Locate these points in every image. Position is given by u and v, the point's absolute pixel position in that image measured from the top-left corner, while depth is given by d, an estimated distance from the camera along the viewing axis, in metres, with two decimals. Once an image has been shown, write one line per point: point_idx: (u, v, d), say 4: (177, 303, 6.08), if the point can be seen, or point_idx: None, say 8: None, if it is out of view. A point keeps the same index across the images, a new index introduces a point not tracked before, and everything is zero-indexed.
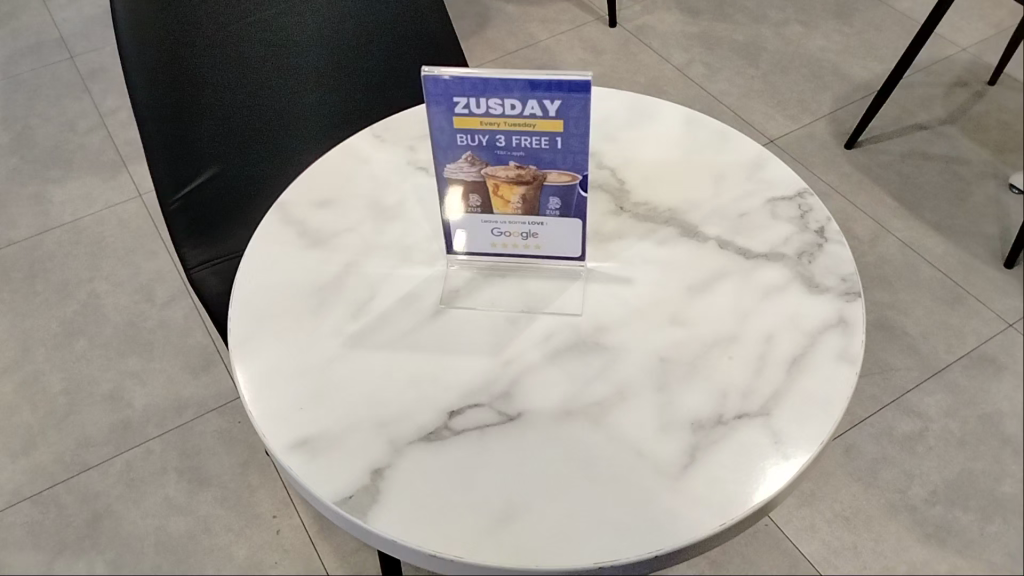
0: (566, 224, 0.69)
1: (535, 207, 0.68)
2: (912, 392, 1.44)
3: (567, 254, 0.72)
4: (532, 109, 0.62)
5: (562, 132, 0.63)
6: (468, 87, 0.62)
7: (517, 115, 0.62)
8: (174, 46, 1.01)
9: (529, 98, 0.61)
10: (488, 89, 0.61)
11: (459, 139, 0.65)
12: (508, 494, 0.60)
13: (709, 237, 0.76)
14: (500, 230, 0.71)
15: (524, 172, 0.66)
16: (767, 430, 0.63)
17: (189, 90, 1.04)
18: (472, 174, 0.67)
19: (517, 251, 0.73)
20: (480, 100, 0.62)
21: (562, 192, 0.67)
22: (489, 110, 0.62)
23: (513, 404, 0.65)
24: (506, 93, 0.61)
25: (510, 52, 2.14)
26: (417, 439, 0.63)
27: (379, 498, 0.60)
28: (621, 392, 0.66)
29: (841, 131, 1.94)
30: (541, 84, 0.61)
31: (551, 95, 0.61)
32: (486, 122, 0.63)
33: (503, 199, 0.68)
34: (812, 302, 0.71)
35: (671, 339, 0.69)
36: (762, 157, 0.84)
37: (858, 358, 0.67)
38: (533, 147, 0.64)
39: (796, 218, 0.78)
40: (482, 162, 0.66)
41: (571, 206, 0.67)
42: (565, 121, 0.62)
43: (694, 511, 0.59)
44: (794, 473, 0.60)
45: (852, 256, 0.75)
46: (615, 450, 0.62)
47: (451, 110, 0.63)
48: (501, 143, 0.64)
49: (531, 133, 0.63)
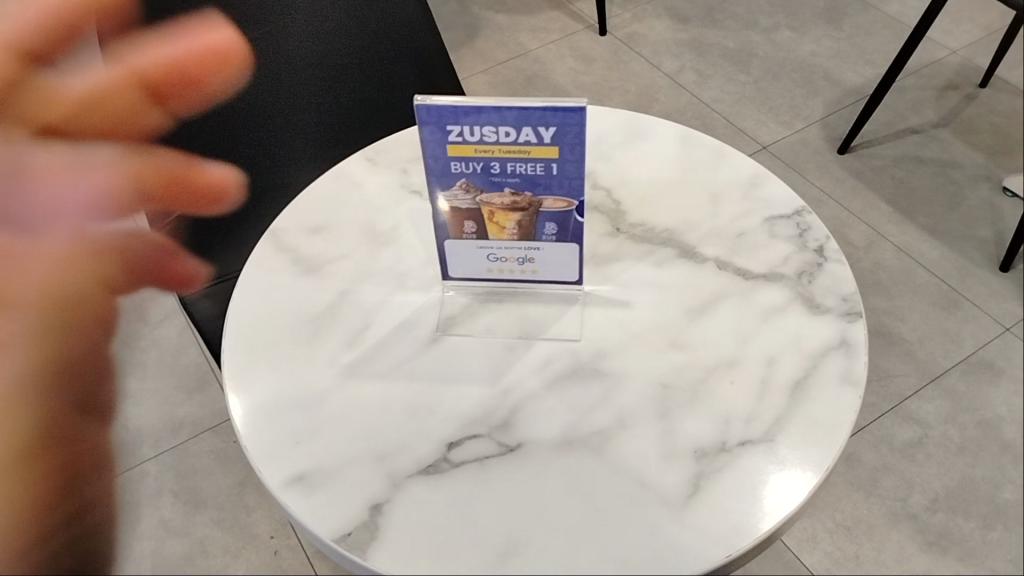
0: (562, 249, 0.68)
1: (531, 232, 0.67)
2: (910, 398, 1.43)
3: (563, 279, 0.71)
4: (527, 135, 0.61)
5: (558, 158, 0.62)
6: (461, 115, 0.60)
7: (511, 142, 0.62)
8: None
9: (523, 125, 0.60)
10: (481, 117, 0.60)
11: (453, 166, 0.64)
12: (509, 530, 0.59)
13: (708, 258, 0.76)
14: (496, 256, 0.70)
15: (520, 199, 0.65)
16: (770, 453, 0.62)
17: None
18: (466, 202, 0.66)
19: (512, 276, 0.72)
20: (474, 127, 0.61)
21: (558, 217, 0.66)
22: (483, 137, 0.61)
23: (513, 434, 0.64)
24: (500, 121, 0.60)
25: (501, 62, 2.12)
26: (416, 472, 0.62)
27: (378, 535, 0.59)
28: (623, 421, 0.65)
29: (834, 136, 1.89)
30: (536, 112, 0.60)
31: (546, 121, 0.60)
32: (480, 150, 0.62)
33: (498, 225, 0.67)
34: (813, 323, 0.70)
35: (671, 365, 0.68)
36: (759, 175, 0.83)
37: (861, 380, 0.66)
38: (528, 173, 0.63)
39: (795, 237, 0.77)
40: (476, 189, 0.65)
41: (567, 231, 0.67)
42: (560, 147, 0.61)
43: (700, 542, 0.58)
44: (800, 500, 0.60)
45: (852, 275, 0.74)
46: (616, 480, 0.61)
47: (445, 137, 0.62)
48: (496, 170, 0.64)
49: (525, 159, 0.63)
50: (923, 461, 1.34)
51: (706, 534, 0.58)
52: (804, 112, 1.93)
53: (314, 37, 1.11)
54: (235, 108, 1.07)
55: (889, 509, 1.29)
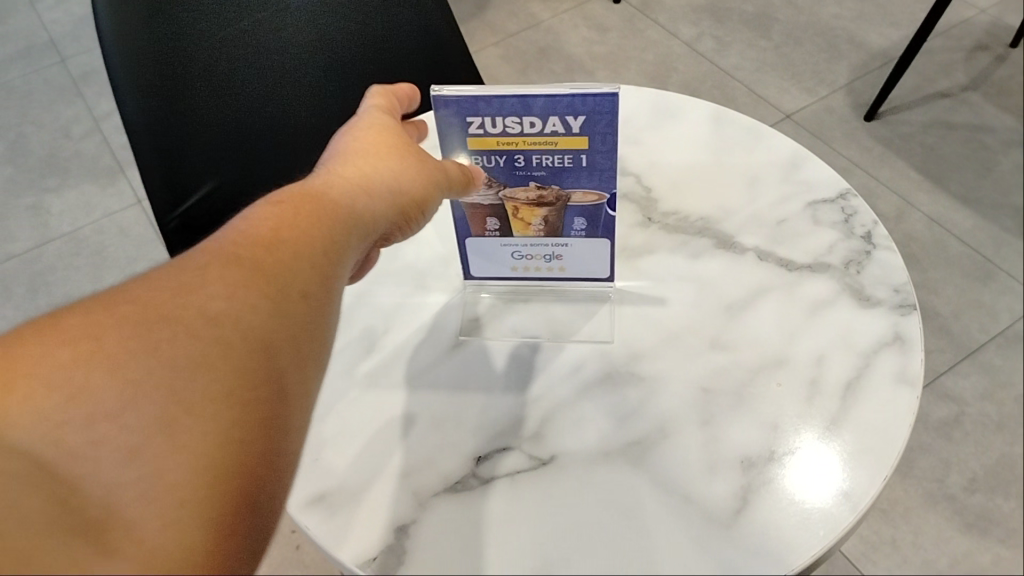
0: (591, 244, 0.64)
1: (558, 227, 0.63)
2: (945, 373, 1.37)
3: (594, 275, 0.67)
4: (553, 126, 0.57)
5: (587, 149, 0.58)
6: (482, 106, 0.56)
7: (537, 133, 0.57)
8: (166, 55, 0.92)
9: (549, 115, 0.56)
10: (504, 107, 0.56)
11: (474, 159, 0.60)
12: (544, 550, 0.54)
13: (747, 248, 0.70)
14: (521, 253, 0.66)
15: (546, 193, 0.61)
16: (822, 456, 0.58)
17: (184, 100, 0.95)
18: (488, 197, 0.62)
19: (538, 274, 0.68)
20: (496, 118, 0.57)
21: (588, 212, 0.62)
22: (506, 128, 0.57)
23: (546, 447, 0.60)
24: (525, 111, 0.56)
25: (513, 34, 2.04)
26: (442, 490, 0.58)
27: (405, 560, 0.54)
28: (663, 429, 0.60)
29: (859, 103, 1.82)
30: (563, 101, 0.55)
31: (575, 110, 0.56)
32: (503, 142, 0.58)
33: (523, 221, 0.63)
34: (864, 317, 0.65)
35: (712, 367, 0.63)
36: (799, 155, 0.78)
37: (918, 380, 0.61)
38: (555, 165, 0.59)
39: (841, 223, 0.72)
40: (499, 182, 0.61)
41: (597, 225, 0.62)
42: (590, 137, 0.57)
43: (750, 561, 0.53)
44: (857, 511, 0.55)
45: (904, 264, 0.69)
46: (657, 494, 0.57)
47: (466, 129, 0.58)
48: (520, 162, 0.60)
49: (552, 151, 0.58)
50: (960, 439, 1.29)
51: (758, 552, 0.54)
52: (828, 80, 1.86)
53: (324, 15, 1.04)
54: (244, 93, 1.01)
55: (926, 490, 1.25)
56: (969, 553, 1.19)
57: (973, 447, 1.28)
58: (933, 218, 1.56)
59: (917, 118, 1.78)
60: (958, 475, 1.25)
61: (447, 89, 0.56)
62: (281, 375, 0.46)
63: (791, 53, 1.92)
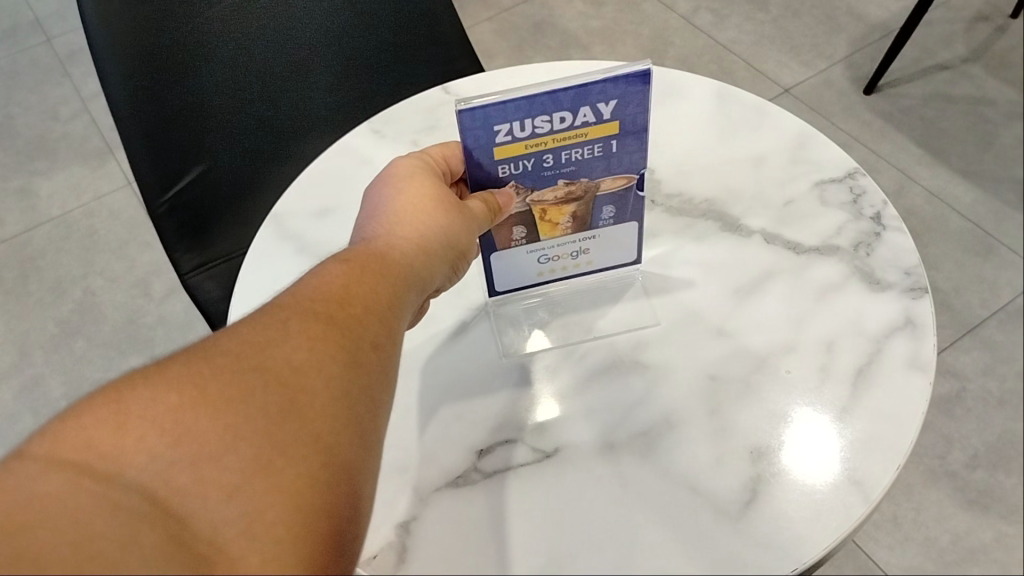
0: (620, 230, 0.63)
1: (586, 219, 0.62)
2: (946, 350, 1.35)
3: (620, 262, 0.66)
4: (585, 116, 0.55)
5: (618, 134, 0.57)
6: (511, 110, 0.54)
7: (567, 128, 0.55)
8: (147, 33, 0.93)
9: (581, 106, 0.54)
10: (534, 107, 0.54)
11: (501, 168, 0.57)
12: (547, 546, 0.53)
13: (754, 230, 0.69)
14: (548, 256, 0.64)
15: (574, 188, 0.59)
16: (831, 441, 0.57)
17: (169, 80, 0.94)
18: (517, 206, 0.59)
19: (562, 275, 0.66)
20: (526, 120, 0.54)
21: (615, 199, 0.61)
22: (536, 129, 0.55)
23: (549, 439, 0.58)
24: (555, 107, 0.54)
25: (506, 8, 1.99)
26: (443, 485, 0.56)
27: (406, 559, 0.53)
28: (668, 420, 0.58)
29: (859, 77, 1.78)
30: (593, 90, 0.54)
31: (606, 96, 0.54)
32: (532, 144, 0.56)
33: (552, 221, 0.61)
34: (874, 300, 0.63)
35: (719, 355, 0.61)
36: (806, 133, 0.76)
37: (930, 365, 0.60)
38: (584, 158, 0.58)
39: (849, 204, 0.70)
40: (526, 189, 0.59)
41: (625, 211, 0.62)
42: (621, 121, 0.56)
43: (759, 555, 0.52)
44: (870, 500, 0.53)
45: (915, 246, 0.67)
46: (663, 487, 0.55)
47: (493, 138, 0.55)
48: (549, 162, 0.58)
49: (582, 143, 0.57)
50: None
51: (767, 545, 0.52)
52: (827, 52, 1.83)
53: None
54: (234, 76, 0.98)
55: (927, 468, 1.27)
56: (971, 530, 1.19)
57: None
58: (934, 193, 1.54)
59: None
60: (958, 452, 1.24)
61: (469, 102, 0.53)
62: (360, 422, 0.45)
63: (789, 26, 1.89)
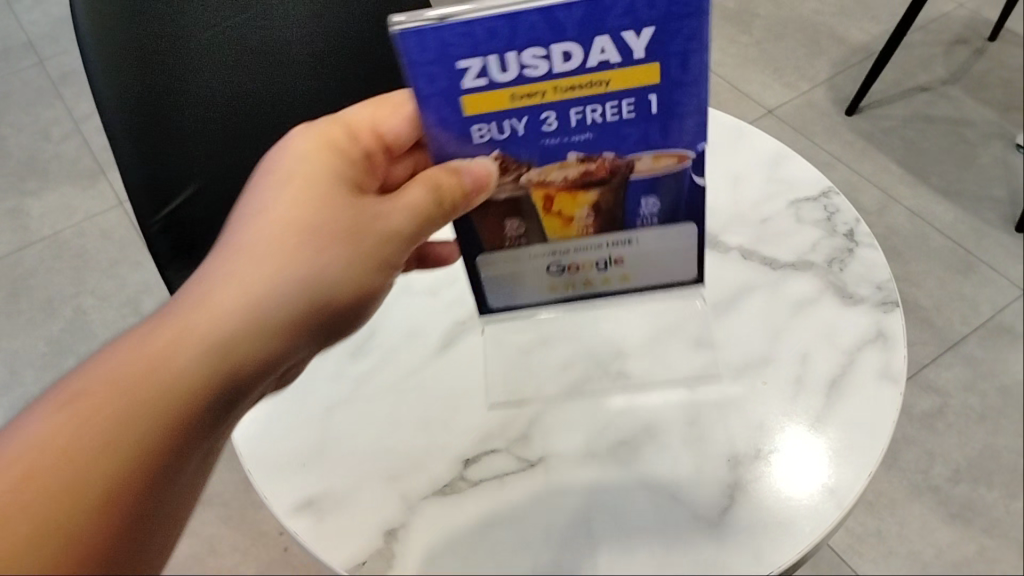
0: (654, 232, 0.58)
1: (615, 211, 0.56)
2: (929, 366, 1.37)
3: (666, 276, 0.62)
4: (597, 55, 0.46)
5: (652, 84, 0.48)
6: (484, 36, 0.45)
7: (572, 72, 0.47)
8: (152, 53, 0.82)
9: (590, 38, 0.45)
10: (518, 36, 0.45)
11: (474, 125, 0.50)
12: (533, 552, 0.55)
13: (731, 247, 0.71)
14: (562, 264, 0.60)
15: (592, 166, 0.52)
16: (813, 453, 0.58)
17: (166, 97, 0.85)
18: (514, 189, 0.53)
19: (587, 285, 0.62)
20: (507, 55, 0.46)
21: (649, 181, 0.54)
22: (525, 70, 0.47)
23: (533, 448, 0.60)
24: (552, 38, 0.45)
25: None
26: (431, 493, 0.58)
27: (395, 562, 0.55)
28: (649, 430, 0.60)
29: (841, 96, 1.82)
30: (607, 13, 0.44)
31: (629, 27, 0.45)
32: (518, 95, 0.48)
33: (562, 215, 0.56)
34: (847, 314, 0.66)
35: (696, 368, 0.63)
36: (782, 153, 0.78)
37: (901, 376, 0.62)
38: (599, 117, 0.49)
39: (823, 221, 0.72)
40: (515, 158, 0.52)
41: (663, 195, 0.55)
42: (657, 66, 0.47)
43: (736, 559, 0.54)
44: (843, 508, 0.55)
45: (886, 261, 0.69)
46: (644, 495, 0.57)
47: (462, 79, 0.47)
48: (548, 122, 0.49)
49: (595, 97, 0.48)
50: (944, 431, 1.30)
51: (746, 551, 0.54)
52: None
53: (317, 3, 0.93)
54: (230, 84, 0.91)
55: (911, 481, 1.26)
56: (954, 543, 1.20)
57: (955, 438, 1.30)
58: (915, 212, 1.57)
59: (897, 112, 1.79)
60: (941, 467, 1.27)
61: (419, 22, 0.45)
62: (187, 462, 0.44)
63: None
